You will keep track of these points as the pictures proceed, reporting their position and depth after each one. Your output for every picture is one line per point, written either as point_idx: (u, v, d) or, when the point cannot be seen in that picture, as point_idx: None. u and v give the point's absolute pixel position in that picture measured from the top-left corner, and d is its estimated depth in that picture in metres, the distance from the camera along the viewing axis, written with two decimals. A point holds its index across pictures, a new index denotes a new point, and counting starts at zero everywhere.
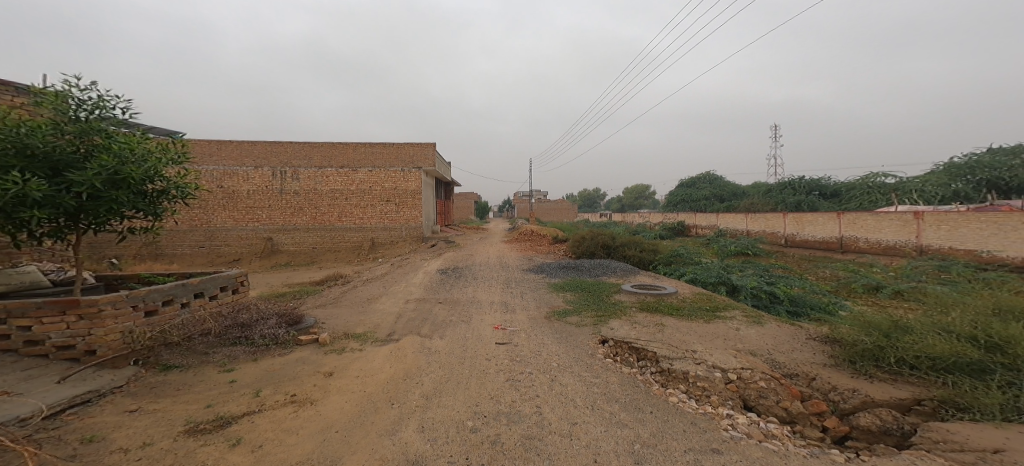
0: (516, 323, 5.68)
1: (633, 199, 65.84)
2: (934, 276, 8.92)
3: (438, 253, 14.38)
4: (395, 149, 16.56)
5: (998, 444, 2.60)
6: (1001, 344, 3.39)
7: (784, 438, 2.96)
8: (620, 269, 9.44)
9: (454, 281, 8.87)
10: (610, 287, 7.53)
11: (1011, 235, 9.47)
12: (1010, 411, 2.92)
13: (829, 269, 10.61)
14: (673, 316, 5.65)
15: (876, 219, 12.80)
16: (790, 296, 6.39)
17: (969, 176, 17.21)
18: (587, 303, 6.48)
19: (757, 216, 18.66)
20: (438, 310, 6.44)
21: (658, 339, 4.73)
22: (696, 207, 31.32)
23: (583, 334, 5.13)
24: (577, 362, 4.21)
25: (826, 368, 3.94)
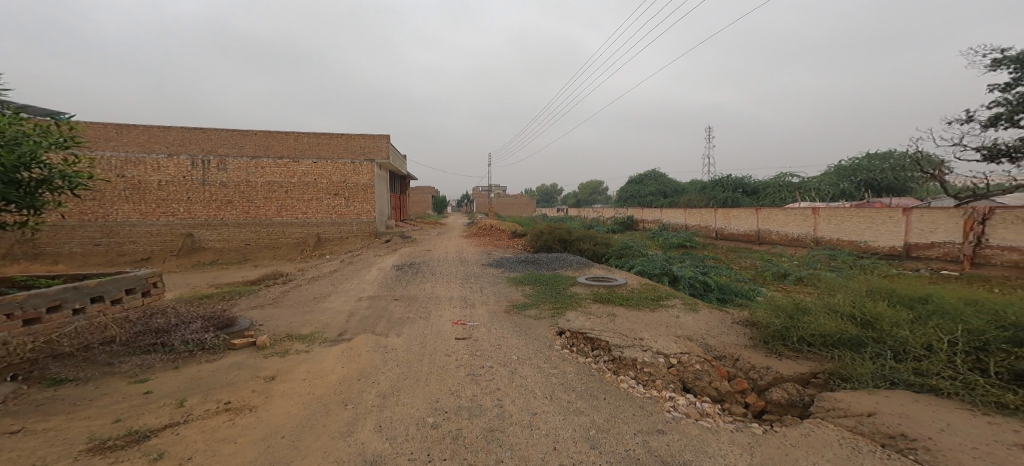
0: (474, 317, 5.67)
1: (586, 195, 67.90)
2: (826, 264, 10.34)
3: (392, 248, 13.79)
4: (343, 140, 15.67)
5: (870, 408, 3.10)
6: (871, 321, 4.00)
7: (716, 415, 3.26)
8: (575, 262, 9.75)
9: (410, 278, 8.60)
10: (564, 280, 7.78)
11: (880, 227, 11.16)
12: (880, 379, 3.48)
13: (752, 259, 11.76)
14: (623, 305, 5.97)
15: (784, 215, 14.45)
16: (720, 284, 7.02)
17: (852, 177, 20.01)
18: (542, 296, 6.64)
19: (693, 211, 20.19)
20: (393, 307, 6.22)
21: (610, 328, 4.96)
22: (643, 202, 33.28)
23: (539, 326, 5.26)
24: (535, 354, 4.30)
25: (747, 349, 4.40)
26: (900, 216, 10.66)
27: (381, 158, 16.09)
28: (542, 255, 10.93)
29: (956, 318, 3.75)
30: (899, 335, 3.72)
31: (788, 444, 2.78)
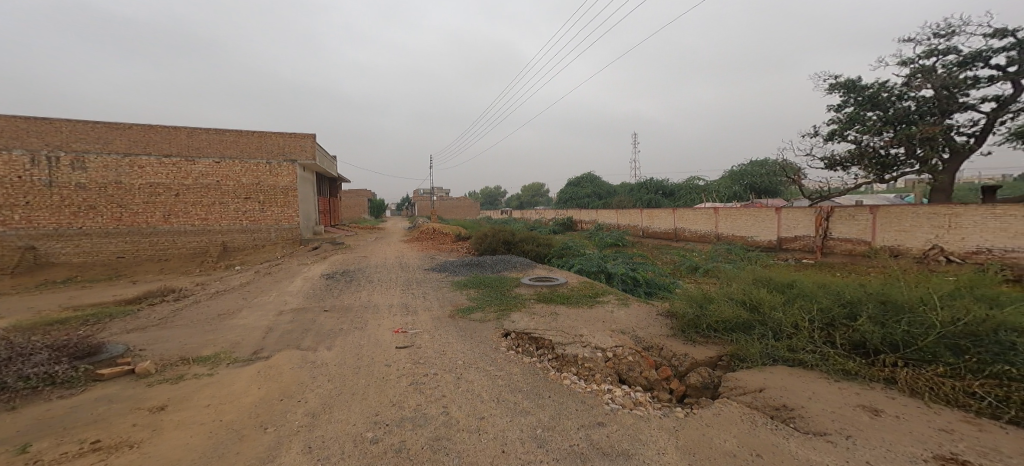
0: (416, 324, 5.46)
1: (528, 198, 68.83)
2: (727, 257, 11.67)
3: (320, 256, 12.80)
4: (255, 138, 14.49)
5: (762, 384, 3.58)
6: (755, 305, 4.60)
7: (647, 403, 3.50)
8: (517, 263, 9.85)
9: (340, 287, 8.05)
10: (507, 282, 7.82)
11: (759, 223, 13.03)
12: (767, 357, 4.03)
13: (671, 255, 12.88)
14: (564, 304, 6.17)
15: (694, 214, 16.08)
16: (646, 279, 7.57)
17: (741, 181, 22.88)
18: (486, 299, 6.61)
19: (623, 211, 21.52)
20: (322, 319, 5.76)
21: (553, 327, 5.09)
22: (580, 203, 34.73)
23: (485, 329, 5.22)
24: (482, 357, 4.26)
25: (669, 338, 4.79)
26: (772, 215, 12.58)
27: (303, 159, 15.22)
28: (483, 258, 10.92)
29: (811, 297, 4.45)
30: (775, 317, 4.31)
31: (705, 424, 3.07)
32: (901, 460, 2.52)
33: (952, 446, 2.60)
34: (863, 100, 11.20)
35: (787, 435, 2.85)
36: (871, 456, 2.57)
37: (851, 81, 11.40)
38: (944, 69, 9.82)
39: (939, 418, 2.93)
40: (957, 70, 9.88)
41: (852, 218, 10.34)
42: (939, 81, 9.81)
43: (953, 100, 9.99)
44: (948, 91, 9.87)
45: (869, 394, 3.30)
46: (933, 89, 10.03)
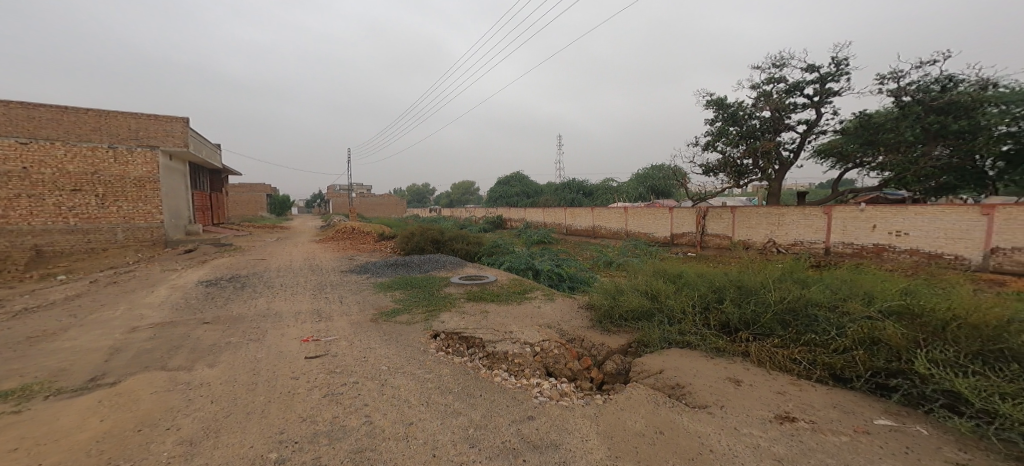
0: (331, 331, 5.06)
1: (456, 196, 67.51)
2: (634, 252, 12.71)
3: (200, 261, 11.06)
4: (95, 118, 12.13)
5: (662, 366, 3.99)
6: (655, 294, 5.08)
7: (572, 393, 3.68)
8: (447, 262, 9.71)
9: (228, 295, 7.07)
10: (437, 281, 7.64)
11: (656, 220, 15.01)
12: (665, 341, 4.48)
13: (590, 251, 13.66)
14: (494, 301, 6.19)
15: (608, 213, 17.33)
16: (570, 274, 7.95)
17: (644, 183, 25.18)
18: (412, 300, 6.38)
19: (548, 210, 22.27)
20: (201, 333, 5.04)
21: (483, 325, 5.10)
22: (510, 202, 35.21)
23: (413, 331, 5.04)
24: (409, 361, 4.10)
25: (591, 330, 5.08)
26: (666, 214, 14.61)
27: (167, 145, 13.44)
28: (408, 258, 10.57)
29: (692, 284, 5.03)
30: (669, 304, 4.81)
31: (620, 408, 3.32)
32: (755, 422, 3.00)
33: (787, 407, 3.16)
34: (725, 116, 13.23)
35: (682, 411, 3.20)
36: (738, 422, 3.01)
37: (719, 100, 13.37)
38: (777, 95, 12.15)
39: (777, 383, 3.53)
40: (785, 96, 12.29)
41: (723, 216, 12.62)
42: (775, 105, 12.12)
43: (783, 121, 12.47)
44: (780, 113, 12.26)
45: (733, 367, 3.87)
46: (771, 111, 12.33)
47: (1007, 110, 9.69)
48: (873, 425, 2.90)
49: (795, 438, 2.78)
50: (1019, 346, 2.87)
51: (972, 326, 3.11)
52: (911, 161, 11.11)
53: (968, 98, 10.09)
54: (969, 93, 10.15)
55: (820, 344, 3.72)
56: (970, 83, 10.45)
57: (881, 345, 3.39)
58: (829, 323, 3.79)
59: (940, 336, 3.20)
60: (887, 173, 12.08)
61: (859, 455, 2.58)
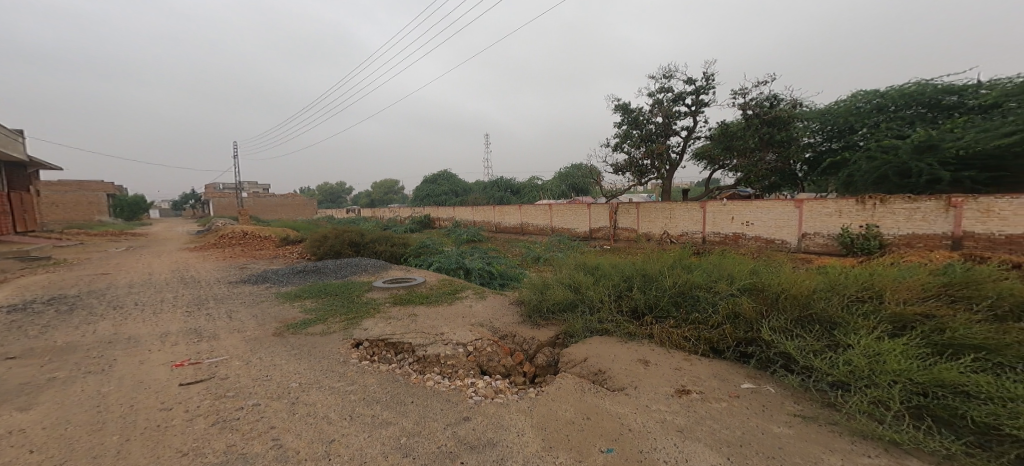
0: (220, 352, 4.46)
1: (379, 195, 63.74)
2: (560, 247, 13.20)
3: (37, 280, 8.98)
4: None
5: (587, 354, 4.18)
6: (577, 286, 5.29)
7: (507, 389, 3.69)
8: (370, 265, 9.14)
9: (46, 324, 5.69)
10: (359, 287, 7.17)
11: (577, 216, 15.73)
12: (588, 330, 4.71)
13: (519, 247, 13.89)
14: (423, 303, 6.00)
15: (535, 210, 17.75)
16: (501, 271, 8.00)
17: (566, 181, 26.29)
18: (329, 309, 5.88)
19: (477, 208, 22.11)
20: (6, 372, 4.02)
21: (411, 329, 4.90)
22: (437, 201, 34.46)
23: (333, 341, 4.68)
24: (327, 374, 3.79)
25: (521, 325, 5.16)
26: (585, 210, 15.40)
27: None
28: (321, 263, 9.72)
29: (608, 274, 5.35)
30: (590, 295, 5.05)
31: (551, 399, 3.40)
32: (661, 398, 3.28)
33: (684, 381, 3.52)
34: (627, 120, 14.41)
35: (605, 396, 3.38)
36: (650, 400, 3.27)
37: (623, 105, 14.51)
38: (666, 103, 13.60)
39: (676, 360, 3.89)
40: (673, 105, 13.80)
41: (630, 212, 13.83)
42: (665, 112, 13.54)
43: (672, 127, 13.95)
44: (669, 119, 13.68)
45: (643, 348, 4.18)
46: (662, 118, 13.72)
47: (806, 125, 13.92)
48: (741, 389, 3.35)
49: (694, 409, 3.10)
50: (820, 311, 3.55)
51: (791, 297, 3.73)
52: (753, 165, 13.94)
53: (786, 114, 13.04)
54: (784, 110, 13.15)
55: (701, 321, 4.17)
56: (786, 102, 13.58)
57: (740, 318, 3.92)
58: (706, 301, 4.29)
59: (775, 307, 3.80)
60: (738, 175, 14.93)
61: (742, 417, 2.95)
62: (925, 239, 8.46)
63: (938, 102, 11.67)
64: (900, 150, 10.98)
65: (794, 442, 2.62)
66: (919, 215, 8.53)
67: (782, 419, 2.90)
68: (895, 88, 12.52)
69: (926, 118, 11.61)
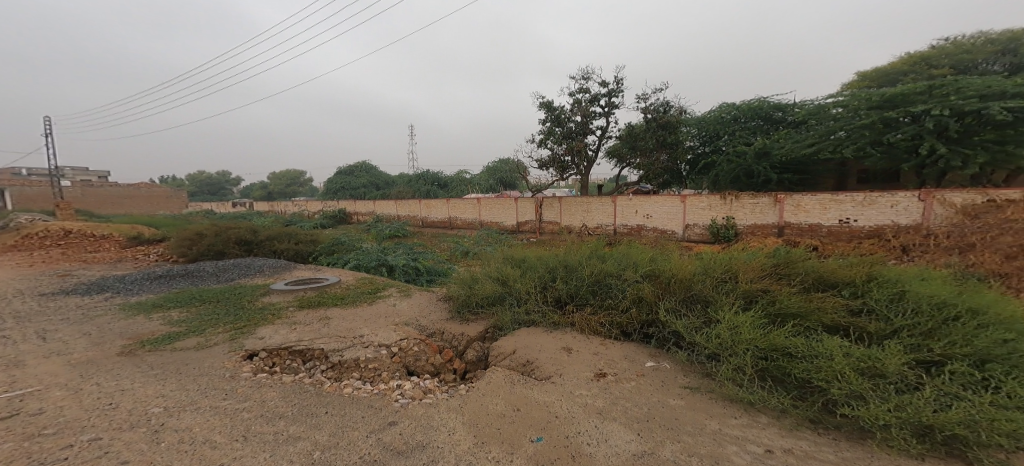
0: (28, 382, 3.48)
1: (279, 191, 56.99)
2: (490, 240, 13.23)
3: None
4: None
5: (514, 346, 4.19)
6: (505, 279, 5.26)
7: (436, 388, 3.56)
8: (267, 265, 8.32)
9: None
10: (251, 291, 6.39)
11: (506, 210, 15.82)
12: (516, 322, 4.72)
13: (447, 242, 13.62)
14: (339, 305, 5.56)
15: (463, 204, 17.50)
16: (427, 268, 7.75)
17: (495, 176, 26.50)
18: (206, 320, 5.12)
19: (404, 202, 21.17)
20: None
21: (324, 333, 4.50)
22: (355, 195, 32.44)
23: (215, 355, 4.06)
24: (212, 393, 3.28)
25: (447, 321, 5.03)
26: (514, 205, 15.53)
27: None
28: (193, 266, 8.48)
29: (533, 267, 5.40)
30: (517, 287, 5.04)
31: (481, 394, 3.33)
32: (582, 384, 3.39)
33: (601, 365, 3.68)
34: (549, 118, 14.82)
35: (531, 386, 3.40)
36: (573, 386, 3.36)
37: (547, 103, 14.90)
38: (584, 103, 14.23)
39: (593, 345, 4.07)
40: (590, 105, 14.49)
41: (554, 205, 14.28)
42: (583, 112, 14.16)
43: (590, 126, 14.66)
44: (587, 119, 14.35)
45: (566, 336, 4.29)
46: (581, 117, 14.34)
47: (688, 131, 16.73)
48: (646, 368, 3.60)
49: (609, 391, 3.26)
50: (701, 291, 3.95)
51: (678, 281, 4.11)
52: (651, 165, 15.22)
53: (675, 120, 14.48)
54: (673, 116, 14.62)
55: (614, 306, 4.40)
56: (675, 109, 15.01)
57: (643, 301, 4.23)
58: (616, 288, 4.55)
59: (669, 289, 4.15)
60: (638, 173, 16.09)
61: (648, 395, 3.17)
62: (761, 228, 10.36)
63: (770, 116, 15.45)
64: (747, 156, 14.30)
65: (687, 413, 2.89)
66: (758, 209, 10.40)
67: (676, 392, 3.19)
68: (743, 103, 15.93)
69: (763, 129, 15.36)
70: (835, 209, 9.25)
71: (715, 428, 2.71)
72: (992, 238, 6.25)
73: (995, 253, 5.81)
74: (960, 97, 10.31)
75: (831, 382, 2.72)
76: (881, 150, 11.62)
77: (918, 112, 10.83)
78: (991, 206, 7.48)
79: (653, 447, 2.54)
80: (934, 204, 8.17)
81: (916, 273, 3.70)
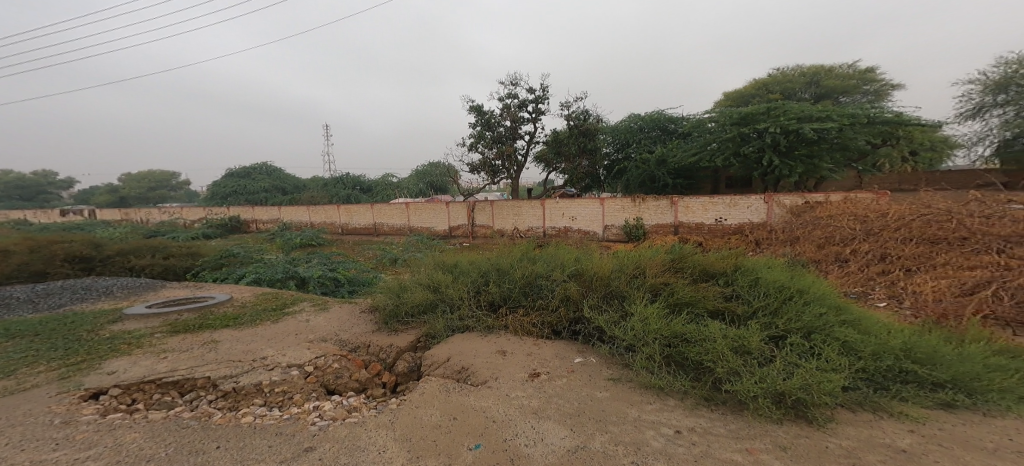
0: None
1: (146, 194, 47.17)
2: (420, 246, 12.94)
3: None
4: None
5: (448, 353, 4.10)
6: (437, 285, 5.11)
7: (362, 405, 3.35)
8: (117, 286, 7.20)
9: None
10: (96, 320, 5.42)
11: (437, 215, 15.53)
12: (450, 329, 4.61)
13: (373, 249, 13.00)
14: (229, 326, 4.97)
15: (390, 209, 16.82)
16: (349, 278, 7.34)
17: (425, 179, 26.18)
18: (16, 359, 4.09)
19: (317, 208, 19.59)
20: None
21: (209, 361, 3.97)
22: (253, 200, 28.87)
23: (34, 400, 3.20)
24: (63, 441, 2.66)
25: (373, 333, 4.78)
26: (445, 209, 15.28)
27: None
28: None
29: (465, 272, 5.34)
30: (450, 293, 4.92)
31: (413, 406, 3.19)
32: (517, 385, 3.41)
33: (535, 365, 3.73)
34: (480, 121, 14.89)
35: (467, 393, 3.33)
36: (509, 388, 3.36)
37: (477, 106, 14.96)
38: (513, 108, 14.52)
39: (527, 346, 4.12)
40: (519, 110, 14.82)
41: (487, 209, 14.31)
42: (512, 116, 14.45)
43: (519, 131, 14.98)
44: (517, 123, 14.66)
45: (500, 339, 4.29)
46: (510, 121, 14.60)
47: (604, 138, 17.87)
48: (575, 364, 3.73)
49: (543, 390, 3.31)
50: (618, 288, 4.20)
51: (598, 279, 4.34)
52: (575, 169, 16.00)
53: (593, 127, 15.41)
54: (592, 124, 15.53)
55: (545, 306, 4.49)
56: (594, 118, 15.93)
57: (570, 300, 4.38)
58: (543, 289, 4.66)
59: (592, 287, 4.36)
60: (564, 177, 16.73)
61: (577, 390, 3.28)
62: (660, 227, 11.41)
63: (666, 128, 17.28)
64: (649, 162, 16.00)
65: (612, 404, 3.04)
66: (648, 209, 11.54)
67: (602, 385, 3.34)
68: (646, 115, 17.60)
69: (660, 137, 17.14)
70: (711, 210, 10.67)
71: (634, 415, 2.88)
72: (809, 232, 7.86)
73: (811, 243, 7.40)
74: (785, 118, 12.47)
75: (715, 362, 3.05)
76: (738, 160, 13.46)
77: (760, 129, 12.73)
78: (807, 206, 9.37)
79: (584, 441, 2.61)
80: (773, 205, 10.02)
81: (764, 263, 4.31)
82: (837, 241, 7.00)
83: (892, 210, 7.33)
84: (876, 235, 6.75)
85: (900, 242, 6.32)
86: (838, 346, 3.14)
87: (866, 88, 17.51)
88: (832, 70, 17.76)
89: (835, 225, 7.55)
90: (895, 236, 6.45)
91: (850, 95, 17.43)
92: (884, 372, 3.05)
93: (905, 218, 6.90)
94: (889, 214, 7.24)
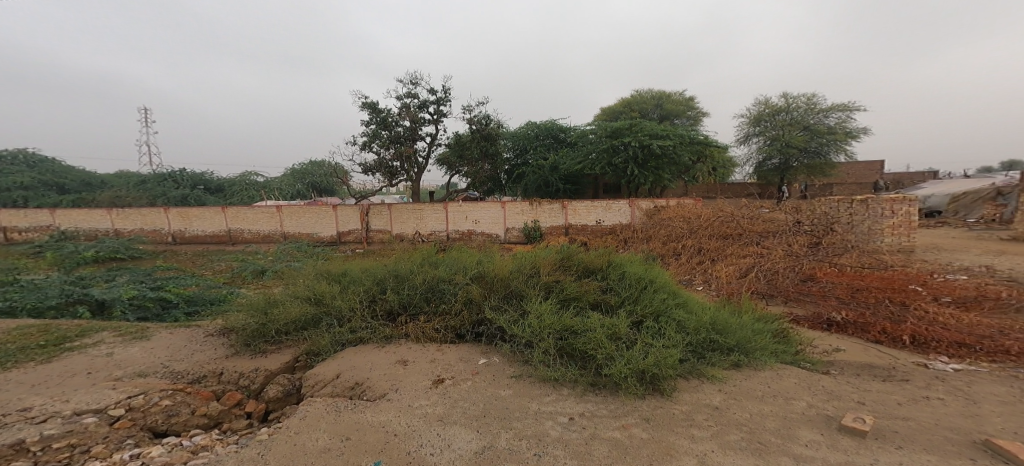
0: None
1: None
2: (295, 255, 11.56)
3: None
4: None
5: (337, 370, 3.73)
6: (318, 297, 4.59)
7: (216, 442, 2.83)
8: None
9: None
10: None
11: (317, 219, 14.05)
12: (336, 345, 4.19)
13: (228, 261, 11.14)
14: None
15: (254, 213, 14.56)
16: (185, 297, 6.16)
17: (302, 179, 23.73)
18: None
19: (127, 213, 15.34)
20: None
21: None
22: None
23: None
24: None
25: (228, 359, 4.11)
26: (331, 213, 13.89)
27: None
28: None
29: (348, 283, 4.91)
30: (337, 304, 4.46)
31: (292, 433, 2.79)
32: (420, 394, 3.25)
33: (439, 371, 3.60)
34: (376, 119, 13.97)
35: (362, 409, 3.06)
36: (410, 398, 3.18)
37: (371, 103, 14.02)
38: (411, 107, 13.99)
39: (428, 352, 3.95)
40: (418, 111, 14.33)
41: (383, 213, 13.52)
42: (411, 116, 13.93)
43: (418, 132, 14.45)
44: (416, 124, 14.17)
45: (398, 349, 4.04)
46: (410, 122, 14.06)
47: (506, 143, 18.29)
48: (478, 366, 3.71)
49: (447, 396, 3.21)
50: (518, 287, 4.30)
51: (497, 280, 4.42)
52: (478, 174, 16.15)
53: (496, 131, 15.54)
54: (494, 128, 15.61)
55: (447, 310, 4.38)
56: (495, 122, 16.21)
57: (472, 302, 4.35)
58: (433, 295, 4.58)
59: (492, 288, 4.41)
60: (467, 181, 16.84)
61: (481, 391, 3.26)
62: (556, 228, 12.14)
63: (560, 136, 18.51)
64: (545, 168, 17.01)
65: (514, 400, 3.10)
66: (529, 211, 12.27)
67: (504, 383, 3.38)
68: (541, 122, 18.57)
69: (553, 144, 18.28)
70: (594, 212, 11.85)
71: (535, 408, 2.97)
72: (656, 231, 9.17)
73: (658, 241, 8.63)
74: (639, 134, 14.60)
75: (596, 350, 3.32)
76: (608, 168, 15.04)
77: (626, 142, 14.68)
78: (655, 209, 11.13)
79: (491, 440, 2.60)
80: (634, 207, 11.59)
81: (633, 259, 4.88)
82: (672, 239, 8.40)
83: (703, 213, 8.91)
84: (695, 233, 8.15)
85: (708, 238, 7.81)
86: (673, 326, 3.66)
87: (689, 114, 21.18)
88: (670, 95, 21.19)
89: (672, 225, 8.97)
90: (706, 233, 7.96)
91: (680, 118, 20.99)
92: (700, 344, 3.62)
93: (711, 219, 8.45)
94: (703, 216, 8.81)
